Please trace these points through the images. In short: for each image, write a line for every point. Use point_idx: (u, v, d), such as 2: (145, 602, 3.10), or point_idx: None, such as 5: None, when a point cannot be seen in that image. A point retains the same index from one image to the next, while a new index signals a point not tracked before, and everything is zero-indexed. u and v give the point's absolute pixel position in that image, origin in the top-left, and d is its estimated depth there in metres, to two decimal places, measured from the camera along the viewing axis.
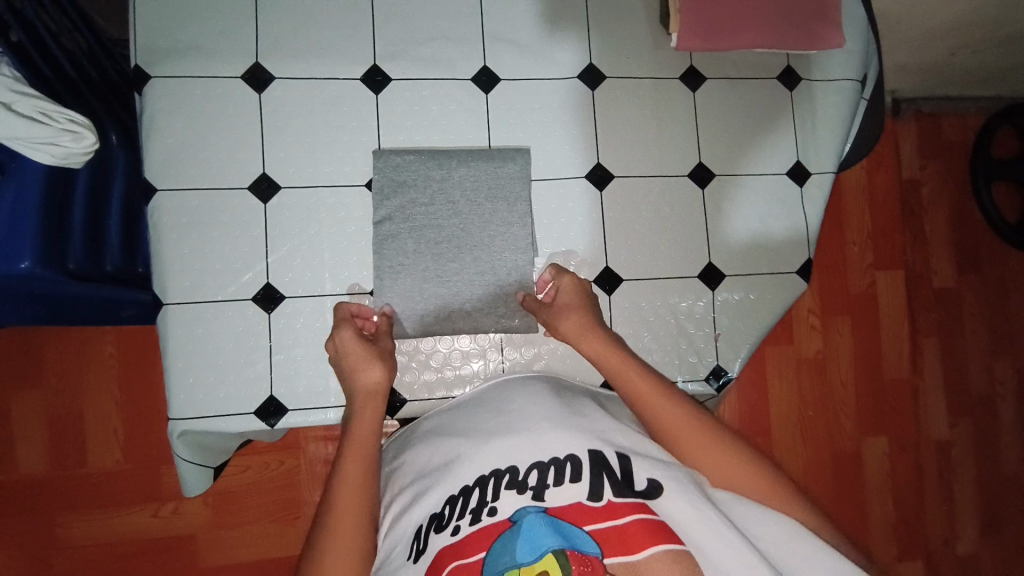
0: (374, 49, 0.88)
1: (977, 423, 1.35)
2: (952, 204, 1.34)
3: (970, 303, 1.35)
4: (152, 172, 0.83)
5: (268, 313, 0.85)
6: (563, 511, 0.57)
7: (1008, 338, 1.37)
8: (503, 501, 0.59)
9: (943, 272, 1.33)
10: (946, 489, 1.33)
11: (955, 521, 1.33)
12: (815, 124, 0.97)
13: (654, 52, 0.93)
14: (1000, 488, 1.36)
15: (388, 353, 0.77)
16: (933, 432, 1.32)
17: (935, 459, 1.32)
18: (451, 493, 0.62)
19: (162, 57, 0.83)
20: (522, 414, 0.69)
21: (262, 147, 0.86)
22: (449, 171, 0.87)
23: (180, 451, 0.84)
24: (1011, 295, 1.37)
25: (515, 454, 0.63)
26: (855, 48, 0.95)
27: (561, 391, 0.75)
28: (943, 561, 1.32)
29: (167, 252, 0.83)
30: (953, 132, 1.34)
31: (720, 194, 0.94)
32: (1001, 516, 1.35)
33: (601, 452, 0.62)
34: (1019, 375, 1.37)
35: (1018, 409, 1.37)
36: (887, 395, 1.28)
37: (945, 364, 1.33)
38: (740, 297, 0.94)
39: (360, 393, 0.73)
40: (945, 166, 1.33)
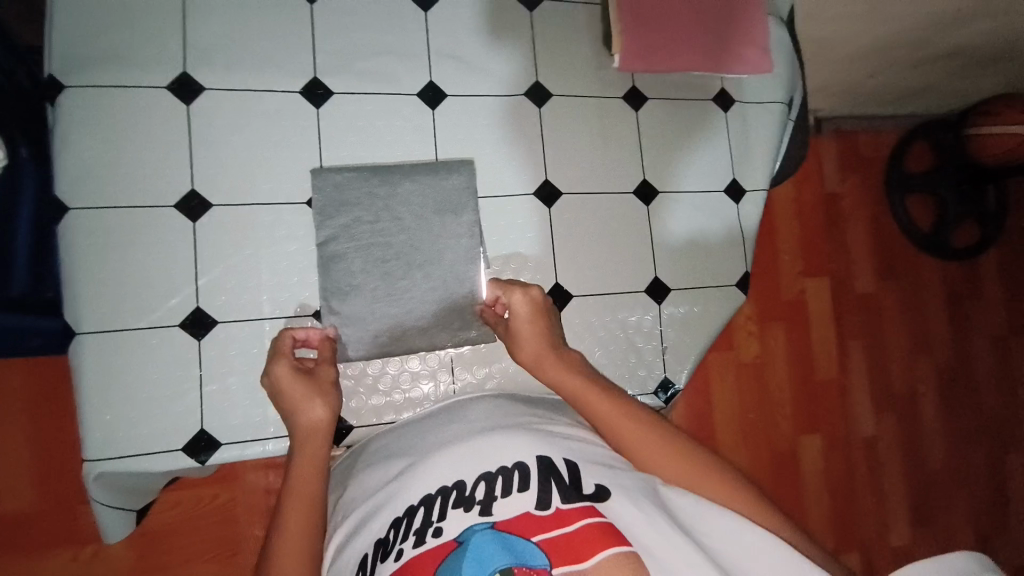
0: (314, 62, 0.84)
1: (899, 419, 1.45)
2: (871, 215, 1.44)
3: (889, 307, 1.46)
4: (63, 190, 0.75)
5: (199, 340, 0.79)
6: (510, 524, 0.55)
7: (925, 338, 1.49)
8: (450, 521, 0.57)
9: (865, 279, 1.43)
10: (876, 482, 1.41)
11: (887, 518, 1.42)
12: (750, 144, 1.01)
13: (598, 72, 0.95)
14: (921, 478, 1.46)
15: (330, 385, 0.72)
16: (862, 429, 1.41)
17: (864, 455, 1.40)
18: (394, 516, 0.59)
19: (77, 66, 0.76)
20: (472, 428, 0.68)
21: (192, 163, 0.80)
22: (394, 186, 0.84)
23: (98, 494, 0.76)
24: (924, 299, 1.49)
25: (462, 469, 0.61)
26: (784, 72, 1.01)
27: (513, 404, 0.75)
28: (876, 550, 1.40)
29: (82, 277, 0.75)
30: (868, 149, 1.44)
31: (664, 211, 0.97)
32: (930, 506, 1.46)
33: (548, 457, 0.62)
34: (933, 373, 1.49)
35: (936, 403, 1.49)
36: (819, 394, 1.35)
37: (869, 364, 1.43)
38: (685, 310, 0.97)
39: (302, 432, 0.69)
40: (863, 178, 1.44)
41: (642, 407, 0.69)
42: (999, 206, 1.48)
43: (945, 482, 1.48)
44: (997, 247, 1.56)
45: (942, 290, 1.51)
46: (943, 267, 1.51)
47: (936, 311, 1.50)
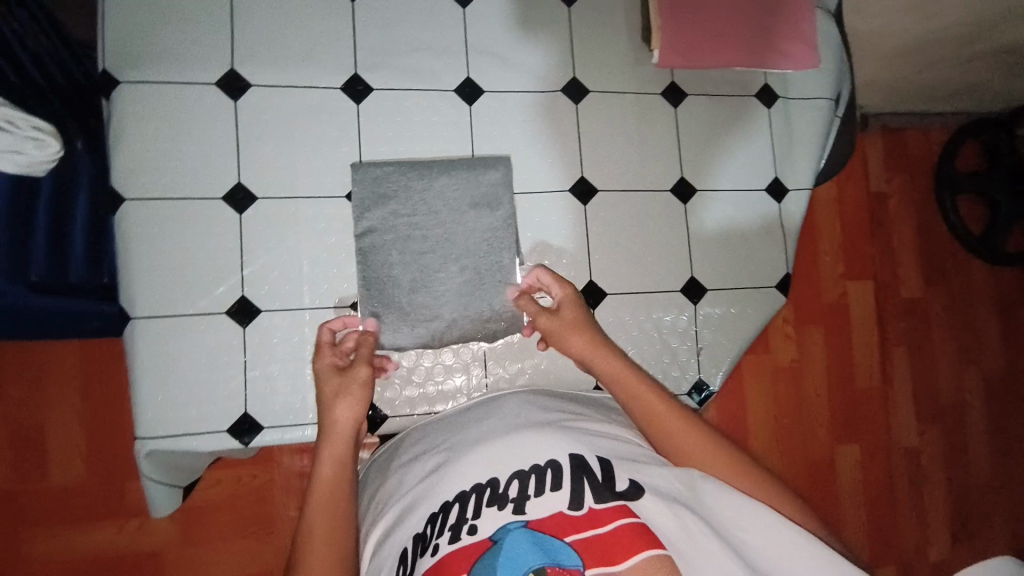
0: (355, 58, 0.86)
1: (945, 430, 1.39)
2: (919, 217, 1.38)
3: (937, 312, 1.39)
4: (121, 181, 0.80)
5: (243, 328, 0.82)
6: (544, 524, 0.56)
7: (975, 345, 1.42)
8: (484, 519, 0.57)
9: (911, 283, 1.37)
10: (918, 494, 1.36)
11: (929, 528, 1.36)
12: (792, 142, 0.99)
13: (636, 68, 0.94)
14: (968, 491, 1.40)
15: (360, 386, 0.73)
16: (904, 438, 1.35)
17: (906, 465, 1.35)
18: (431, 511, 0.60)
19: (134, 63, 0.80)
20: (503, 423, 0.69)
21: (238, 157, 0.83)
22: (430, 181, 0.86)
23: (147, 469, 0.80)
24: (976, 305, 1.42)
25: (495, 466, 0.62)
26: (828, 68, 0.98)
27: (544, 402, 0.75)
28: (917, 564, 1.35)
29: (135, 264, 0.79)
30: (917, 148, 1.39)
31: (702, 209, 0.95)
32: (974, 521, 1.39)
33: (581, 456, 0.62)
34: (984, 382, 1.42)
35: (987, 414, 1.42)
36: (860, 401, 1.31)
37: (914, 371, 1.37)
38: (722, 311, 0.95)
39: (325, 430, 0.71)
40: (912, 177, 1.38)
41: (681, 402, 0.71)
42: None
43: (994, 496, 1.41)
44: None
45: (996, 295, 1.44)
46: (998, 272, 1.44)
47: (989, 318, 1.43)
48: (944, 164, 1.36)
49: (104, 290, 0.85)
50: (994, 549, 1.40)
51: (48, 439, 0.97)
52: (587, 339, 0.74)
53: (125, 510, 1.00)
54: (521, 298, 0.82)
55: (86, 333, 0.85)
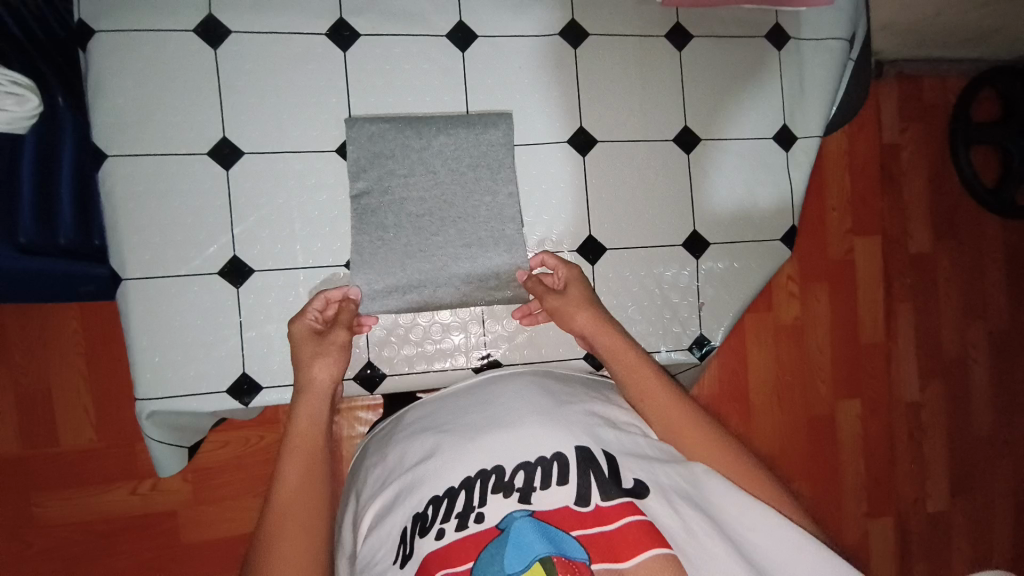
0: (340, 1, 0.81)
1: (947, 385, 1.39)
2: (931, 168, 1.34)
3: (945, 267, 1.37)
4: (104, 138, 0.77)
5: (237, 289, 0.81)
6: (550, 516, 0.58)
7: (981, 301, 1.40)
8: (490, 507, 0.59)
9: (920, 237, 1.34)
10: (916, 448, 1.37)
11: (926, 480, 1.38)
12: (803, 87, 0.94)
13: (640, 8, 0.88)
14: (967, 446, 1.41)
15: (338, 348, 0.75)
16: (906, 394, 1.35)
17: (906, 419, 1.36)
18: (434, 494, 0.61)
19: (107, 11, 0.76)
20: (510, 408, 0.69)
21: (223, 111, 0.80)
22: (429, 139, 0.83)
23: (150, 431, 0.80)
24: (985, 260, 1.39)
25: (500, 454, 0.63)
26: (843, 6, 0.92)
27: (549, 384, 0.74)
28: (913, 516, 1.37)
29: (124, 225, 0.77)
30: (933, 95, 1.33)
31: (706, 159, 0.91)
32: (973, 475, 1.41)
33: (588, 449, 0.63)
34: (989, 338, 1.41)
35: (990, 368, 1.41)
36: (863, 359, 1.30)
37: (918, 327, 1.35)
38: (724, 266, 0.92)
39: (302, 389, 0.73)
40: (925, 127, 1.32)
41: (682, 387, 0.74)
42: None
43: (993, 451, 1.42)
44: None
45: (1006, 249, 1.41)
46: (1008, 225, 1.41)
47: (997, 274, 1.40)
48: (960, 112, 1.30)
49: (97, 252, 0.83)
50: (991, 501, 1.42)
51: (55, 402, 0.98)
52: (597, 323, 0.76)
53: (134, 471, 1.01)
54: (530, 280, 0.82)
55: (81, 296, 0.84)
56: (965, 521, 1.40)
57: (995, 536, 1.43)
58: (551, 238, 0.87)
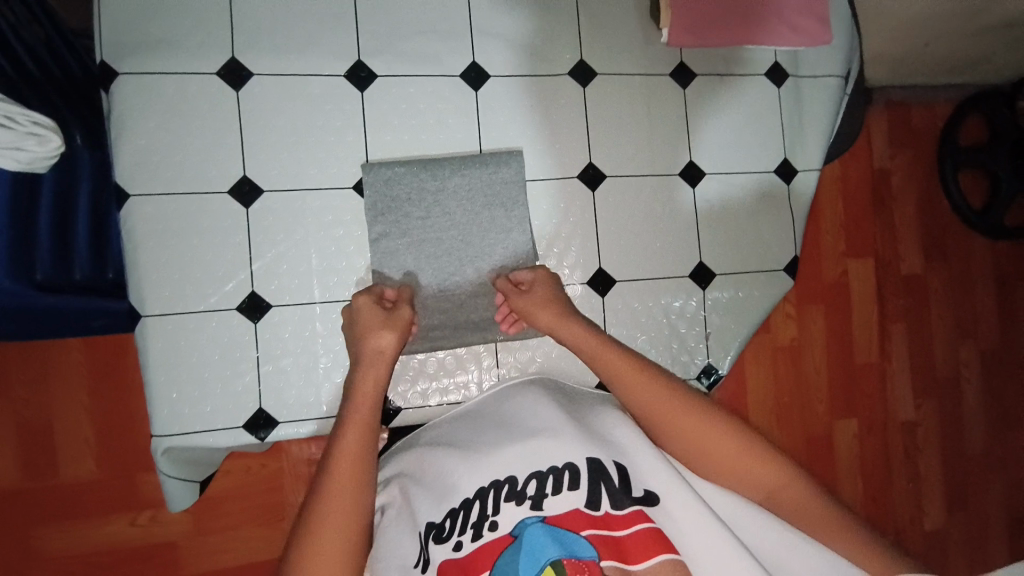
0: (358, 44, 0.84)
1: (940, 403, 1.41)
2: (920, 192, 1.38)
3: (935, 288, 1.40)
4: (125, 177, 0.78)
5: (255, 324, 0.82)
6: (563, 519, 0.60)
7: (972, 321, 1.43)
8: (502, 515, 0.62)
9: (910, 259, 1.38)
10: (913, 466, 1.39)
11: (923, 493, 1.40)
12: (801, 122, 0.97)
13: (646, 48, 0.92)
14: (961, 463, 1.43)
15: (402, 324, 0.73)
16: (900, 412, 1.38)
17: (902, 437, 1.38)
18: (451, 507, 0.65)
19: (131, 52, 0.77)
20: (528, 419, 0.72)
21: (242, 150, 0.81)
22: (443, 181, 0.86)
23: (164, 466, 0.81)
24: (974, 281, 1.43)
25: (512, 464, 0.66)
26: (839, 45, 0.96)
27: (556, 394, 0.78)
28: (910, 533, 1.39)
29: (144, 262, 0.79)
30: (920, 121, 1.37)
31: (712, 193, 0.94)
32: (967, 489, 1.43)
33: (599, 460, 0.65)
34: (980, 356, 1.44)
35: (981, 386, 1.44)
36: (858, 377, 1.32)
37: (911, 346, 1.39)
38: (729, 295, 0.94)
39: (364, 358, 0.70)
40: (914, 155, 1.37)
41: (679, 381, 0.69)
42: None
43: (988, 468, 1.45)
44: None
45: (993, 270, 1.45)
46: (995, 246, 1.45)
47: (985, 292, 1.44)
48: (947, 140, 1.35)
49: (109, 286, 0.85)
50: (987, 518, 1.44)
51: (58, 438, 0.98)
52: (560, 319, 0.75)
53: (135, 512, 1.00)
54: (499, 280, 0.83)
55: (92, 327, 0.84)
56: (962, 538, 1.42)
57: (992, 552, 1.45)
58: (561, 268, 0.89)
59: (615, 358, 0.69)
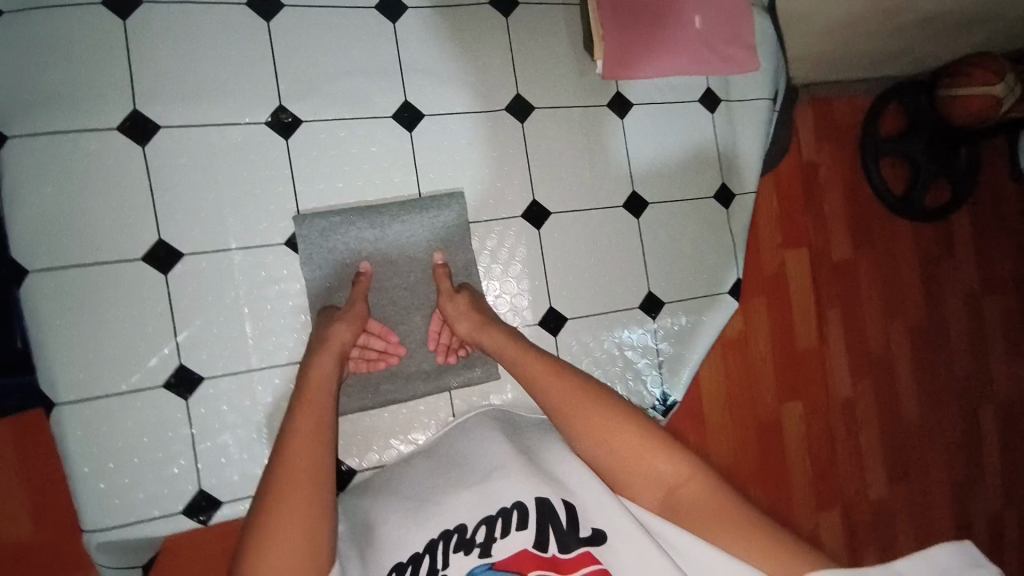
0: (279, 89, 0.78)
1: (877, 381, 1.40)
2: (845, 179, 1.37)
3: (864, 271, 1.39)
4: (19, 252, 0.70)
5: (186, 399, 0.76)
6: (509, 564, 0.58)
7: (899, 299, 1.43)
8: (452, 568, 0.59)
9: (840, 245, 1.37)
10: (855, 442, 1.36)
11: (866, 471, 1.37)
12: (737, 144, 0.99)
13: (581, 79, 0.91)
14: (901, 436, 1.42)
15: (358, 317, 0.75)
16: (839, 390, 1.35)
17: (842, 415, 1.36)
18: (399, 562, 0.62)
19: (18, 113, 0.69)
20: (483, 459, 0.70)
21: (156, 211, 0.75)
22: (382, 229, 0.81)
23: (100, 562, 0.73)
24: (899, 261, 1.43)
25: (463, 511, 0.64)
26: (765, 69, 0.99)
27: (514, 430, 0.78)
28: (857, 506, 1.35)
29: (52, 344, 0.71)
30: (842, 113, 1.37)
31: (656, 221, 0.94)
32: (907, 459, 1.42)
33: (548, 499, 0.63)
34: (911, 333, 1.44)
35: (911, 364, 1.44)
36: (805, 360, 1.25)
37: (846, 326, 1.37)
38: (684, 322, 0.96)
39: (319, 347, 0.71)
40: (839, 147, 1.36)
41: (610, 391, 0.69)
42: (971, 165, 1.37)
43: (925, 441, 1.44)
44: (968, 206, 1.49)
45: (917, 252, 1.45)
46: (918, 228, 1.45)
47: (913, 273, 1.44)
48: (870, 127, 1.33)
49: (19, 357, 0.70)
50: (928, 489, 1.43)
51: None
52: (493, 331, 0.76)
53: None
54: (440, 266, 0.81)
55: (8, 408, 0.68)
56: (908, 509, 1.40)
57: (936, 520, 1.44)
58: (511, 309, 0.87)
59: (551, 378, 0.70)
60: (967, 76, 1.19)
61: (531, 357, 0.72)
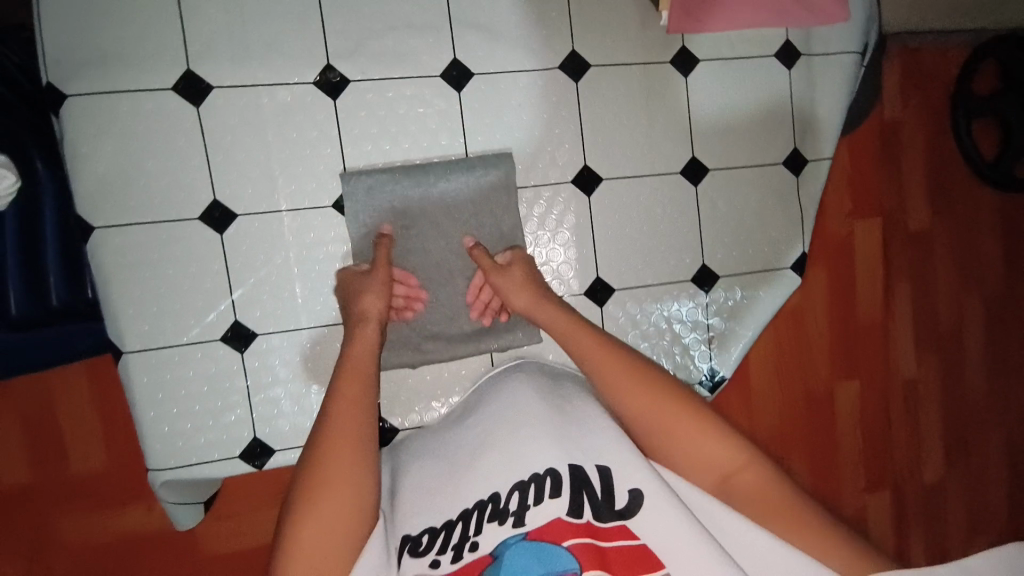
0: (327, 47, 0.76)
1: (944, 362, 1.27)
2: (927, 142, 1.18)
3: (944, 245, 1.23)
4: (84, 208, 0.73)
5: (241, 353, 0.79)
6: (543, 533, 0.58)
7: (978, 273, 1.26)
8: (485, 535, 0.59)
9: (918, 214, 1.20)
10: (913, 423, 1.25)
11: (922, 452, 1.28)
12: (813, 105, 0.90)
13: (642, 33, 0.83)
14: (964, 419, 1.30)
15: (384, 283, 0.74)
16: (902, 368, 1.22)
17: (904, 396, 1.23)
18: (432, 524, 0.62)
19: (76, 71, 0.71)
20: (512, 416, 0.69)
21: (211, 172, 0.76)
22: (427, 188, 0.79)
23: (166, 496, 0.80)
24: (983, 234, 1.25)
25: (500, 470, 0.63)
26: (855, 19, 0.88)
27: (548, 382, 0.75)
28: (908, 489, 1.27)
29: (119, 298, 0.75)
30: (932, 65, 1.16)
31: (714, 189, 0.88)
32: (967, 442, 1.31)
33: (581, 467, 0.62)
34: (988, 311, 1.28)
35: (984, 344, 1.29)
36: (860, 338, 1.16)
37: (916, 305, 1.22)
38: (735, 298, 0.91)
39: (354, 320, 0.72)
40: (928, 102, 1.16)
41: (650, 362, 0.69)
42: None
43: (992, 421, 1.32)
44: None
45: (1003, 222, 1.27)
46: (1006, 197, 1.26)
47: (994, 241, 1.26)
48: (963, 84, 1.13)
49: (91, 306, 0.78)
50: (987, 471, 1.33)
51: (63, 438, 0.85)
52: (538, 303, 0.74)
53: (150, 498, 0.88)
54: (475, 249, 0.79)
55: (80, 354, 0.78)
56: (961, 491, 1.31)
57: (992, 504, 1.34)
58: (557, 276, 0.85)
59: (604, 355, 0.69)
60: None
61: (577, 329, 0.71)
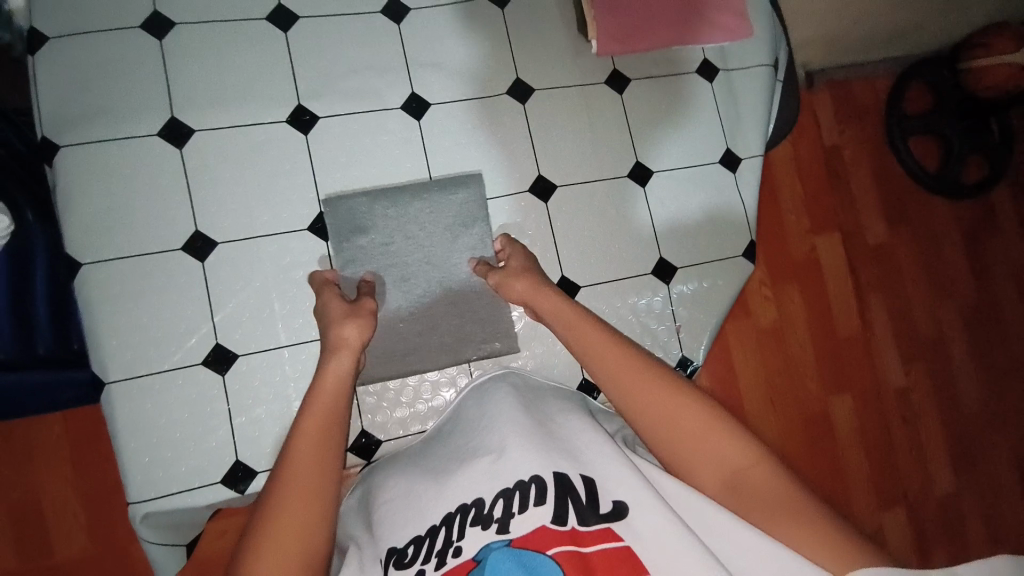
0: (298, 90, 0.86)
1: (930, 367, 1.27)
2: (873, 165, 1.26)
3: (904, 255, 1.27)
4: (73, 247, 0.78)
5: (223, 376, 0.81)
6: (528, 541, 0.54)
7: (945, 278, 1.30)
8: (467, 539, 0.56)
9: (874, 228, 1.25)
10: (912, 433, 1.24)
11: (928, 463, 1.25)
12: (738, 111, 1.00)
13: (577, 61, 0.95)
14: (961, 425, 1.28)
15: (367, 313, 0.72)
16: (890, 379, 1.24)
17: (897, 406, 1.23)
18: (417, 534, 0.60)
19: (70, 126, 0.79)
20: (495, 430, 0.67)
21: (192, 206, 0.82)
22: (404, 209, 0.87)
23: (146, 533, 0.78)
24: (942, 241, 1.30)
25: (481, 484, 0.61)
26: (762, 37, 1.00)
27: (530, 400, 0.73)
28: (922, 503, 1.22)
29: (103, 331, 0.78)
30: (863, 96, 1.25)
31: (660, 190, 0.96)
32: (971, 447, 1.28)
33: (566, 474, 0.59)
34: (964, 316, 1.30)
35: (967, 347, 1.30)
36: (844, 354, 1.16)
37: (891, 313, 1.25)
38: (694, 287, 0.96)
39: (328, 347, 0.68)
40: (863, 129, 1.25)
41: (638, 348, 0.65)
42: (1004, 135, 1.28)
43: (990, 426, 1.30)
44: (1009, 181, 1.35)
45: (960, 227, 1.31)
46: (955, 204, 1.31)
47: (955, 251, 1.31)
48: (892, 111, 1.24)
49: (76, 356, 0.80)
50: (997, 478, 1.29)
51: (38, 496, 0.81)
52: (534, 289, 0.74)
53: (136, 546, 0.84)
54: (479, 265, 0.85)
55: (63, 404, 0.79)
56: (975, 501, 1.27)
57: (1007, 510, 1.29)
58: None
59: (590, 333, 0.66)
60: (987, 48, 1.14)
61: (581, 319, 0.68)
